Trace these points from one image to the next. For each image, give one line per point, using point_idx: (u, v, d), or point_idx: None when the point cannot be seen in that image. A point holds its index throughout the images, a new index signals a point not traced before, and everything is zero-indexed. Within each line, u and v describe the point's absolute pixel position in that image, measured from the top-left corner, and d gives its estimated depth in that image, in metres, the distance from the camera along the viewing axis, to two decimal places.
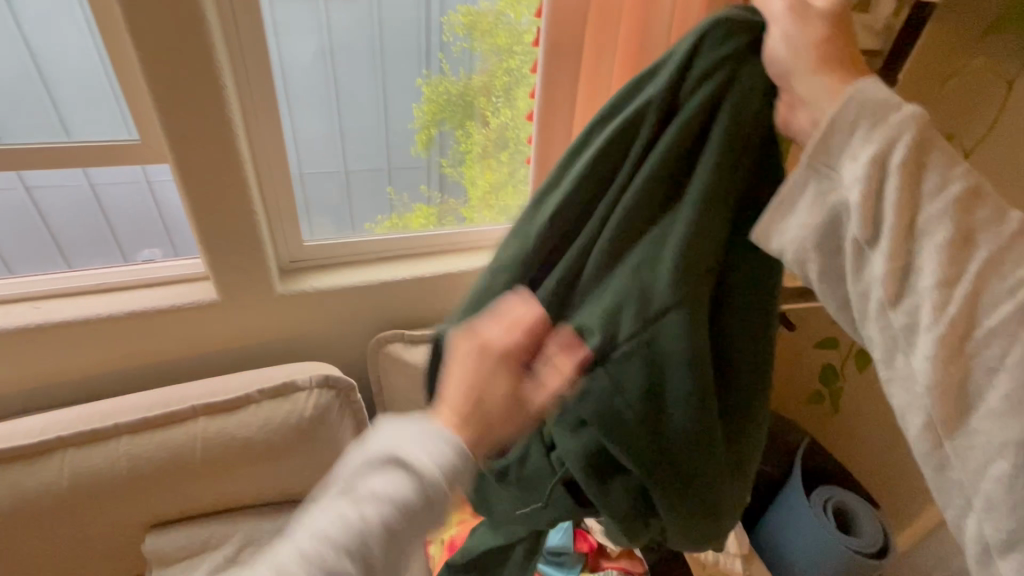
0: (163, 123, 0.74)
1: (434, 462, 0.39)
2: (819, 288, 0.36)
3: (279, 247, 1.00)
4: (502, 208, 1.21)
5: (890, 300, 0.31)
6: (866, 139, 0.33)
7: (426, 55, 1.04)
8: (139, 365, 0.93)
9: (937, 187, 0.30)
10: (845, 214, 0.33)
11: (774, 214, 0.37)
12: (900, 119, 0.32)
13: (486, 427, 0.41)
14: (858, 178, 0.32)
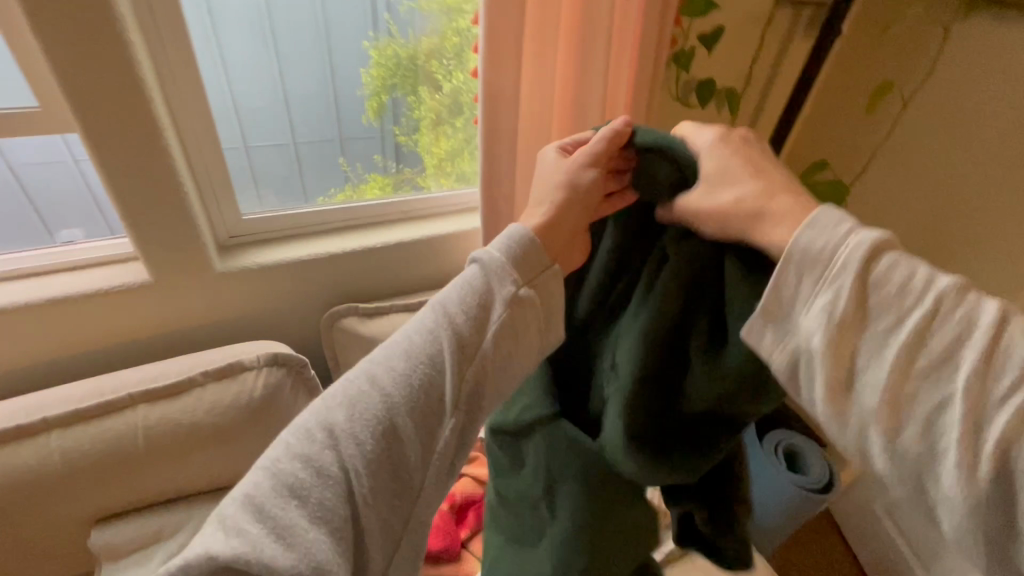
0: (62, 88, 0.67)
1: (500, 254, 0.46)
2: (815, 312, 0.36)
3: (215, 223, 0.93)
4: (458, 175, 1.17)
5: (912, 353, 0.33)
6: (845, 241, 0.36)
7: (372, 15, 0.97)
8: (70, 355, 0.87)
9: (909, 290, 0.34)
10: (832, 312, 0.35)
11: (808, 236, 0.37)
12: (853, 242, 0.35)
13: (499, 275, 0.45)
14: (864, 245, 0.35)
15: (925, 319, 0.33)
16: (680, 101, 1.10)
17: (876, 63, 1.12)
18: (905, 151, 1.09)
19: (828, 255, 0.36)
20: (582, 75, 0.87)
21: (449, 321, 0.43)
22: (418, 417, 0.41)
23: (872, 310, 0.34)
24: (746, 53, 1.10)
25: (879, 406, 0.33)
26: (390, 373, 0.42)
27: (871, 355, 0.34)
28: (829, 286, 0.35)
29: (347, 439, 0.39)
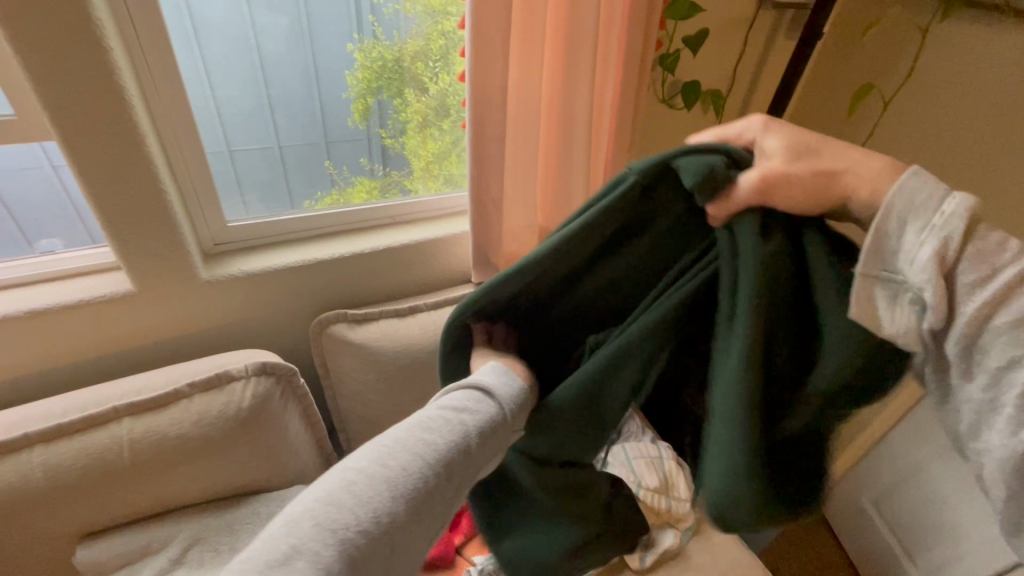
0: (37, 92, 0.65)
1: (510, 388, 0.50)
2: (925, 267, 0.37)
3: (200, 230, 0.92)
4: (446, 178, 1.17)
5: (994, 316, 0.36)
6: (941, 207, 0.38)
7: (356, 17, 0.97)
8: (51, 368, 0.85)
9: (992, 261, 0.36)
10: (934, 268, 0.37)
11: (908, 203, 0.39)
12: (949, 210, 0.37)
13: (513, 402, 0.50)
14: (962, 207, 0.37)
15: (1005, 287, 0.36)
16: (666, 102, 1.11)
17: (853, 59, 1.13)
18: (888, 147, 1.11)
19: (929, 220, 0.38)
20: (568, 76, 0.87)
21: (475, 434, 0.45)
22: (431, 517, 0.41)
23: (968, 263, 0.37)
24: (731, 54, 1.11)
25: (965, 358, 0.37)
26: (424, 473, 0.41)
27: (963, 311, 0.36)
28: (936, 233, 0.37)
29: (382, 511, 0.37)
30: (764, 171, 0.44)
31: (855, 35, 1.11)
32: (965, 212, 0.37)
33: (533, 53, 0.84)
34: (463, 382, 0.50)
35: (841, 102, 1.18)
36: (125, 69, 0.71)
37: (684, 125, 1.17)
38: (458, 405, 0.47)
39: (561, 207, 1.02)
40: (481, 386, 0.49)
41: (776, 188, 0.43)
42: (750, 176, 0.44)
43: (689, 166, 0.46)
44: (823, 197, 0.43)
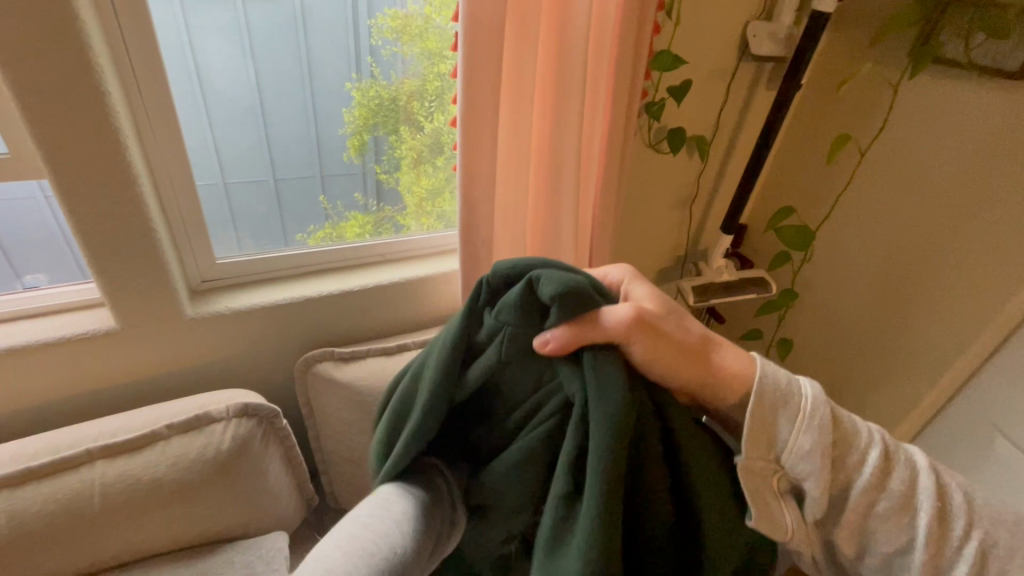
0: (31, 131, 0.66)
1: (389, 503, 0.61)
2: (809, 446, 0.47)
3: (187, 267, 0.92)
4: (438, 215, 1.18)
5: (880, 489, 0.47)
6: (811, 409, 0.48)
7: (355, 59, 1.00)
8: (23, 406, 0.82)
9: (859, 457, 0.48)
10: (820, 453, 0.46)
11: (782, 393, 0.49)
12: (811, 402, 0.48)
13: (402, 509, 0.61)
14: (821, 398, 0.48)
15: (880, 470, 0.47)
16: (652, 147, 1.14)
17: (830, 109, 1.18)
18: (862, 194, 1.13)
19: (808, 410, 0.48)
20: (557, 122, 0.90)
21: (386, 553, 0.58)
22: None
23: (839, 452, 0.48)
24: (713, 103, 1.15)
25: (855, 534, 0.48)
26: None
27: (849, 501, 0.47)
28: (811, 423, 0.47)
29: None
30: (638, 309, 0.53)
31: (833, 89, 1.16)
32: (826, 405, 0.48)
33: (523, 101, 0.88)
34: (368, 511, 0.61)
35: (820, 149, 1.21)
36: (120, 108, 0.73)
37: (669, 169, 1.21)
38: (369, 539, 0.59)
39: (550, 245, 1.03)
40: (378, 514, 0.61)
41: (650, 334, 0.52)
42: (626, 313, 0.52)
43: (548, 283, 0.52)
44: (688, 356, 0.54)
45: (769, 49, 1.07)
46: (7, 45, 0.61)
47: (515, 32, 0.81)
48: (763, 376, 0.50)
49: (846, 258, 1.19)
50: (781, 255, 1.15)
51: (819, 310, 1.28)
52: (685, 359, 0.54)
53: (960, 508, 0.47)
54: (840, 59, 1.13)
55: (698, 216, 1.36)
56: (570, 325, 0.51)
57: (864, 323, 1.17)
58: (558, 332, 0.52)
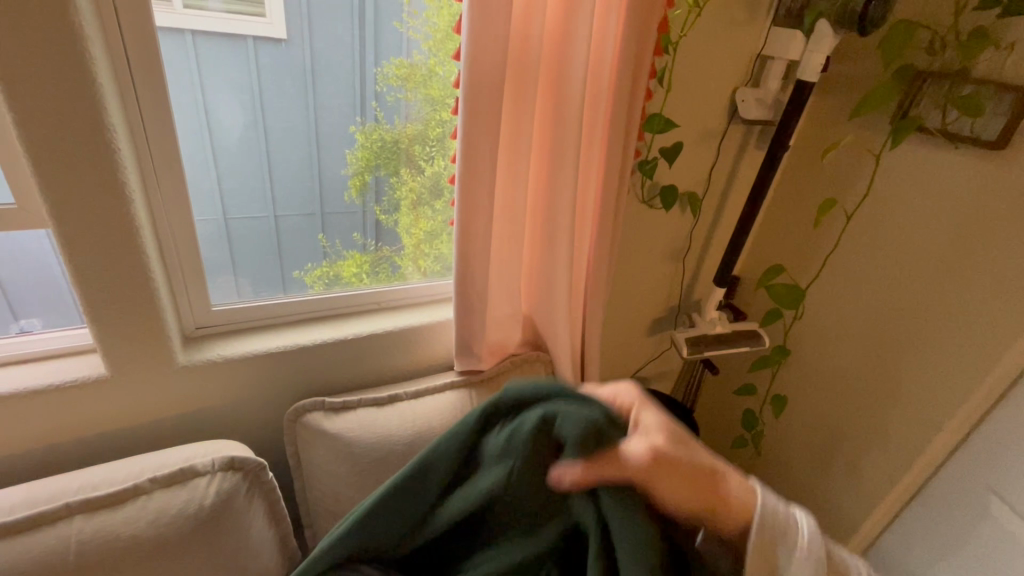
0: (39, 182, 0.68)
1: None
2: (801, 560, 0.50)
3: (182, 313, 0.92)
4: (436, 257, 1.21)
5: None
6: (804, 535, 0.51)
7: (360, 103, 1.03)
8: (5, 455, 0.81)
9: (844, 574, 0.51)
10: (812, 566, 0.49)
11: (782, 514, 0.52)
12: (803, 521, 0.52)
13: None
14: (806, 515, 0.53)
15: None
16: (645, 203, 1.17)
17: (816, 171, 1.22)
18: (850, 253, 1.15)
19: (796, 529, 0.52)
20: (552, 180, 0.93)
21: None
22: None
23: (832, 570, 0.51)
24: (704, 162, 1.19)
25: None
26: None
27: None
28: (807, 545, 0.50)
29: None
30: (648, 449, 0.53)
31: (818, 151, 1.21)
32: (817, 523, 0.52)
33: (519, 161, 0.90)
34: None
35: (808, 207, 1.24)
36: (127, 158, 0.75)
37: (662, 223, 1.23)
38: None
39: (544, 297, 1.04)
40: None
41: (650, 475, 0.52)
42: (632, 458, 0.53)
43: (566, 424, 0.55)
44: (682, 476, 0.54)
45: (756, 112, 1.11)
46: (24, 105, 0.64)
47: (513, 97, 0.85)
48: (765, 515, 0.52)
49: (833, 316, 1.21)
50: (773, 311, 1.16)
51: (811, 366, 1.28)
52: (676, 477, 0.53)
53: None
54: (824, 122, 1.18)
55: (691, 269, 1.38)
56: (586, 468, 0.52)
57: (856, 380, 1.17)
58: (573, 471, 0.52)
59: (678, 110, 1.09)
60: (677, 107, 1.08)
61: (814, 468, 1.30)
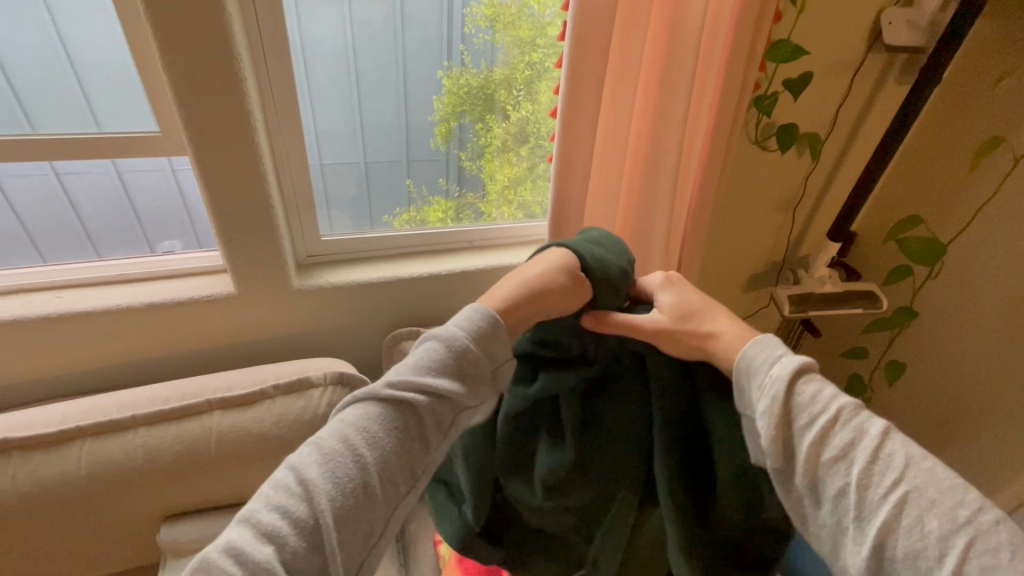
0: (182, 108, 0.73)
1: (455, 337, 0.51)
2: (764, 422, 0.49)
3: (296, 242, 0.99)
4: (520, 204, 1.19)
5: (857, 472, 0.45)
6: (764, 399, 0.50)
7: (448, 46, 1.01)
8: (157, 354, 0.94)
9: (825, 436, 0.47)
10: (778, 428, 0.48)
11: (755, 372, 0.51)
12: (772, 379, 0.50)
13: (392, 419, 0.48)
14: (779, 364, 0.50)
15: (865, 454, 0.45)
16: (758, 144, 1.07)
17: (976, 107, 1.04)
18: (1008, 206, 0.99)
19: (750, 378, 0.52)
20: (660, 116, 0.86)
21: (377, 440, 0.47)
22: (390, 464, 0.47)
23: (802, 431, 0.48)
24: (833, 98, 1.06)
25: (813, 494, 0.47)
26: (334, 463, 0.45)
27: (821, 483, 0.46)
28: (767, 392, 0.49)
29: (338, 482, 0.44)
30: (655, 320, 0.59)
31: (982, 84, 1.02)
32: (786, 381, 0.49)
33: (625, 95, 0.85)
34: (380, 380, 0.50)
35: (960, 151, 1.07)
36: (252, 87, 0.78)
37: (775, 169, 1.13)
38: (356, 412, 0.48)
39: (639, 244, 1.00)
40: (389, 377, 0.50)
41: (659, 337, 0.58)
42: (644, 322, 0.59)
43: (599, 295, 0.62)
44: (692, 333, 0.58)
45: (905, 39, 0.96)
46: (165, 37, 0.68)
47: (625, 20, 0.79)
48: (773, 377, 0.50)
49: (974, 279, 1.06)
50: (901, 269, 1.04)
51: (936, 333, 1.15)
52: None
53: (963, 519, 0.42)
54: (996, 47, 0.99)
55: (802, 219, 1.26)
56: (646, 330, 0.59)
57: (993, 352, 1.04)
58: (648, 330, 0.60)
59: (811, 34, 0.96)
60: (810, 30, 0.95)
61: (927, 436, 1.22)
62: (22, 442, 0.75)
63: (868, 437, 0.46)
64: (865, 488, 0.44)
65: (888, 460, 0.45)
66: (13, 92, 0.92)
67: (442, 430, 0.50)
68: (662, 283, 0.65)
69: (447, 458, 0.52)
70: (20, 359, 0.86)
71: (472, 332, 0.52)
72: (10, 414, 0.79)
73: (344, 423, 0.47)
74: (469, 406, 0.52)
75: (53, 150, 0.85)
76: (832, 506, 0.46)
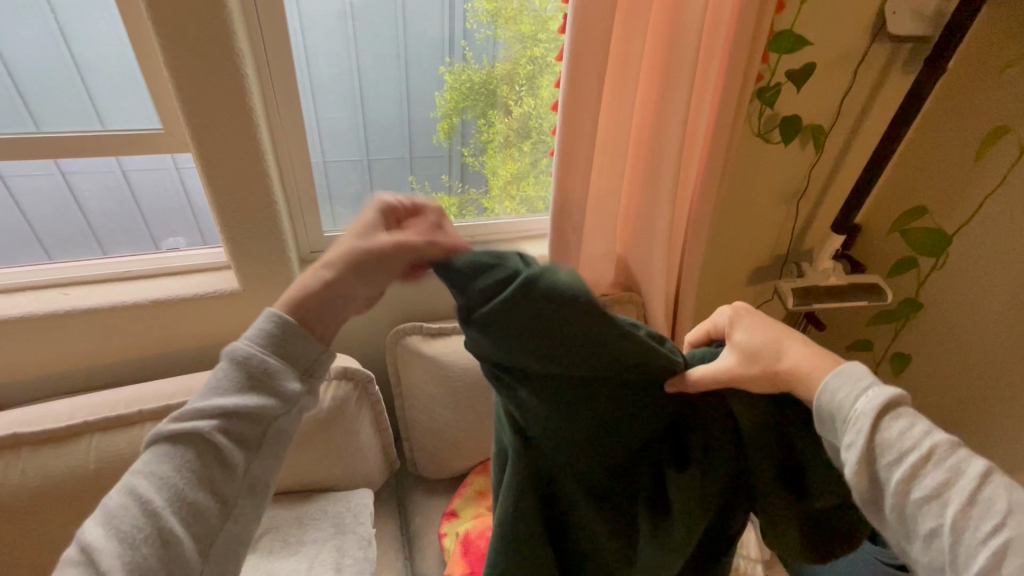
0: (182, 103, 0.73)
1: (245, 347, 0.44)
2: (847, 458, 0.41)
3: (299, 238, 1.00)
4: (523, 199, 1.19)
5: (954, 516, 0.37)
6: (845, 427, 0.42)
7: (450, 41, 1.01)
8: (164, 351, 0.95)
9: (914, 469, 0.39)
10: (859, 462, 0.40)
11: (832, 396, 0.43)
12: (856, 409, 0.41)
13: (183, 462, 0.42)
14: (873, 387, 0.41)
15: (964, 496, 0.37)
16: (761, 136, 1.06)
17: (984, 94, 1.02)
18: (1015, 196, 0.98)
19: (829, 405, 0.43)
20: (662, 107, 0.86)
21: (166, 490, 0.41)
22: (194, 510, 0.42)
23: (885, 465, 0.40)
24: (838, 88, 1.05)
25: (900, 529, 0.40)
26: (119, 527, 0.40)
27: (905, 521, 0.39)
28: (852, 424, 0.41)
29: (126, 546, 0.39)
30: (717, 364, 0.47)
31: (990, 72, 1.01)
32: (871, 412, 0.40)
33: (626, 87, 0.85)
34: (169, 416, 0.43)
35: (967, 140, 1.06)
36: (253, 82, 0.78)
37: (779, 161, 1.12)
38: (140, 464, 0.42)
39: (642, 236, 1.00)
40: (177, 413, 0.43)
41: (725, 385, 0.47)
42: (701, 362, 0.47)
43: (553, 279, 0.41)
44: (768, 379, 0.46)
45: (910, 28, 0.95)
46: (166, 34, 0.68)
47: (626, 11, 0.79)
48: (861, 410, 0.41)
49: (982, 269, 1.05)
50: (907, 261, 1.03)
51: (943, 324, 1.14)
52: None
53: None
54: (1005, 34, 0.97)
55: (807, 211, 1.25)
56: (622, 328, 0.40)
57: (1000, 344, 1.03)
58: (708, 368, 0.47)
59: (816, 23, 0.95)
60: (814, 20, 0.94)
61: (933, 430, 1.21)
62: (29, 437, 0.76)
63: (968, 478, 0.38)
64: (960, 533, 0.37)
65: (988, 504, 0.37)
66: (18, 91, 0.93)
67: (259, 455, 0.45)
68: (731, 319, 0.53)
69: (278, 477, 0.47)
70: (29, 356, 0.87)
71: (259, 340, 0.45)
72: (18, 410, 0.80)
73: (130, 479, 0.42)
74: (284, 416, 0.45)
75: (61, 149, 0.87)
76: (922, 549, 0.39)
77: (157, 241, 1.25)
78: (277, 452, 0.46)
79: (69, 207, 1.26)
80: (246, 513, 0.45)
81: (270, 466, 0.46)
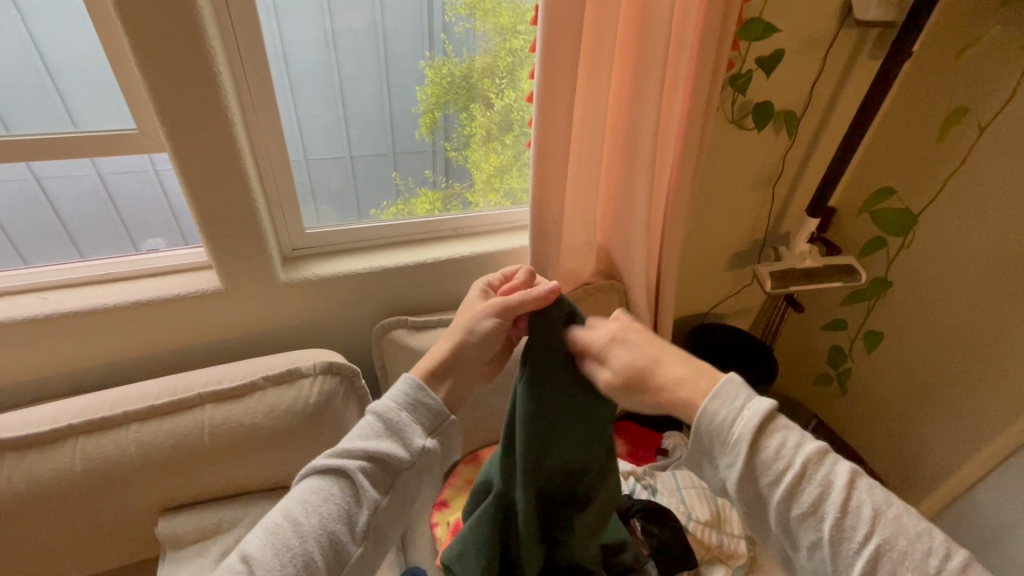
0: (155, 101, 0.73)
1: (394, 406, 0.60)
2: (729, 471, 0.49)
3: (281, 236, 1.00)
4: (506, 192, 1.20)
5: (831, 527, 0.45)
6: (725, 448, 0.49)
7: (429, 34, 1.01)
8: (149, 353, 0.95)
9: (795, 486, 0.47)
10: (742, 478, 0.48)
11: (714, 417, 0.50)
12: (738, 428, 0.49)
13: (332, 493, 0.55)
14: (751, 409, 0.49)
15: (834, 508, 0.45)
16: (735, 123, 1.08)
17: (947, 75, 1.05)
18: (978, 176, 1.01)
19: (711, 425, 0.50)
20: (634, 97, 0.87)
21: (316, 515, 0.53)
22: (333, 538, 0.53)
23: (769, 483, 0.48)
24: (807, 75, 1.07)
25: (784, 535, 0.48)
26: (277, 543, 0.51)
27: (790, 526, 0.47)
28: (730, 446, 0.49)
29: (283, 559, 0.50)
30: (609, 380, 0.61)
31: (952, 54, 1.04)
32: (750, 433, 0.48)
33: (600, 78, 0.86)
34: (323, 455, 0.57)
35: (932, 122, 1.09)
36: (228, 78, 0.78)
37: (753, 148, 1.14)
38: (301, 492, 0.55)
39: (620, 226, 1.02)
40: (333, 452, 0.57)
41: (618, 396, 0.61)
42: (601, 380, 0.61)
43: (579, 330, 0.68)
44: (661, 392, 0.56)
45: (875, 14, 0.97)
46: (136, 32, 0.68)
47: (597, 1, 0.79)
48: (732, 422, 0.49)
49: (948, 247, 1.08)
50: (876, 242, 1.06)
51: (911, 303, 1.18)
52: None
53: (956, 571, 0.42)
54: (965, 17, 1.00)
55: (782, 198, 1.28)
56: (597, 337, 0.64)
57: (964, 320, 1.07)
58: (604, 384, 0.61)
59: (784, 11, 0.97)
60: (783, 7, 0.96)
61: (904, 406, 1.25)
62: (12, 443, 0.75)
63: (837, 490, 0.46)
64: (838, 542, 0.45)
65: (857, 512, 0.45)
66: None
67: (387, 500, 0.57)
68: (609, 340, 0.62)
69: (395, 523, 0.58)
70: (9, 361, 0.86)
71: (403, 401, 0.60)
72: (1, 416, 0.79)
73: (293, 502, 0.55)
74: (410, 470, 0.58)
75: (33, 150, 0.85)
76: (808, 556, 0.47)
77: (135, 243, 1.24)
78: (402, 499, 0.58)
79: (44, 211, 1.24)
80: (366, 551, 0.55)
81: (393, 509, 0.57)
